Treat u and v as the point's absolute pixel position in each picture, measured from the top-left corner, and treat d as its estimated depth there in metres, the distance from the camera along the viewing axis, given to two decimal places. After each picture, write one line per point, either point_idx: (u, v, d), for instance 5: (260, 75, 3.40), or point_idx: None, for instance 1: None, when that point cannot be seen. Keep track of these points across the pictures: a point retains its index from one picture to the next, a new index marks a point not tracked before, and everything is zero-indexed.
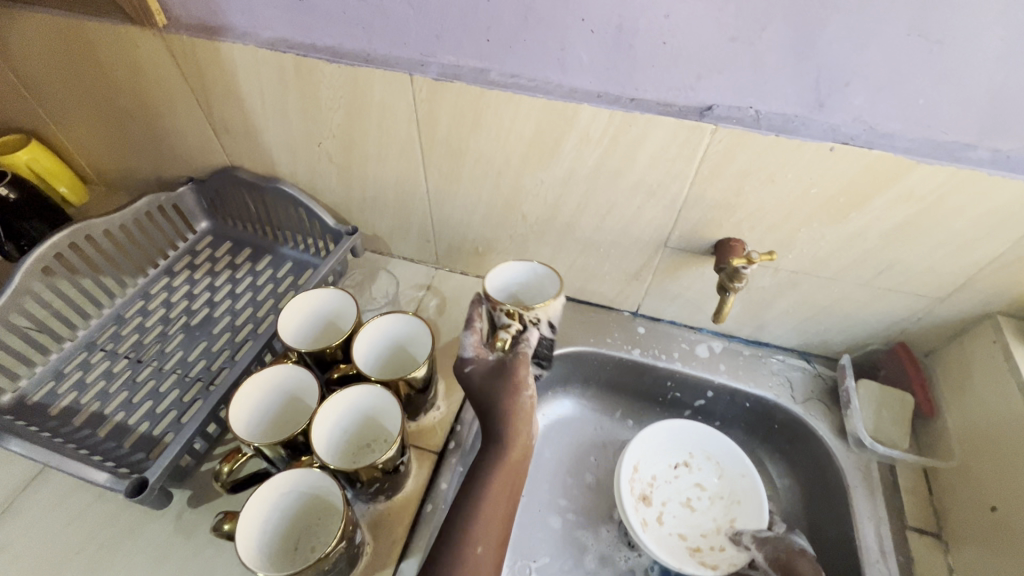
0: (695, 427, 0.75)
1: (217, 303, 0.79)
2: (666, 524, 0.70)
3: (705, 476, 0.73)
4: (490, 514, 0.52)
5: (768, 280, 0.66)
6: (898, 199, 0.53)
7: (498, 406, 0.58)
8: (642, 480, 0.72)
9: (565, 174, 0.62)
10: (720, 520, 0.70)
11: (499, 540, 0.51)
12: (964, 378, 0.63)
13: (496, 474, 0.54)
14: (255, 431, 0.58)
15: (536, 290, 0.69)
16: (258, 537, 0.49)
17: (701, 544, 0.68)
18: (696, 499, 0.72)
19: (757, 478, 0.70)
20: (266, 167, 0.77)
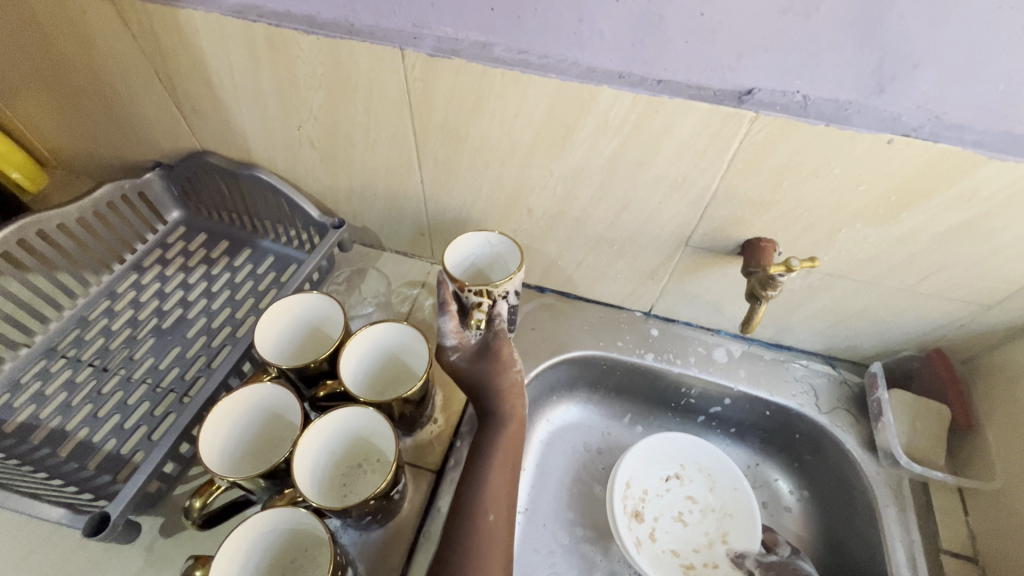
0: (687, 438, 0.70)
1: (190, 303, 0.72)
2: (659, 541, 0.66)
3: (695, 488, 0.69)
4: (497, 486, 0.53)
5: (799, 282, 0.60)
6: (958, 199, 0.47)
7: (490, 386, 0.59)
8: (633, 496, 0.68)
9: (577, 165, 0.55)
10: (713, 534, 0.67)
11: (509, 506, 0.53)
12: (1008, 391, 0.58)
13: (498, 448, 0.56)
14: (232, 458, 0.52)
15: (496, 261, 0.63)
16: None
17: (694, 560, 0.65)
18: (688, 513, 0.68)
19: (750, 491, 0.67)
20: (240, 152, 0.69)
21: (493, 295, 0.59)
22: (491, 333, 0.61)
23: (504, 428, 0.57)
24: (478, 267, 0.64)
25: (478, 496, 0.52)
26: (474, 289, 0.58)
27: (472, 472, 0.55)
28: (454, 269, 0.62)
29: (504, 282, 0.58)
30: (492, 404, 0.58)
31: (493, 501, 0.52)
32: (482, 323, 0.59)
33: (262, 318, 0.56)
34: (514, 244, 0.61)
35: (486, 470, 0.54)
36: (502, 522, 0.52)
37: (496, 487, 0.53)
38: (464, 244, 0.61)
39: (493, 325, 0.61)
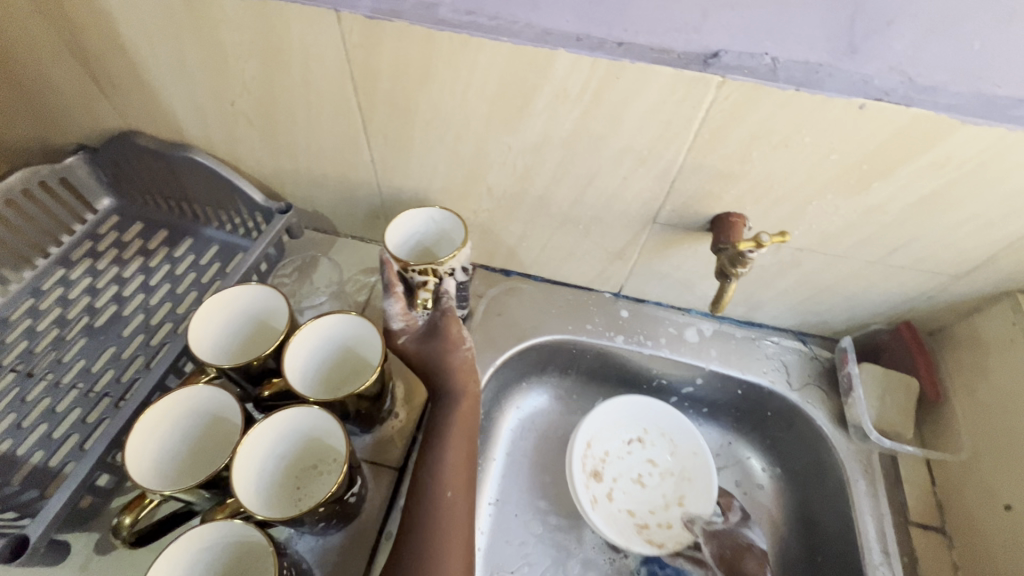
0: (653, 403, 0.70)
1: (126, 299, 0.66)
2: (616, 500, 0.66)
3: (657, 452, 0.69)
4: (455, 462, 0.51)
5: (769, 258, 0.58)
6: (932, 166, 0.45)
7: (442, 363, 0.56)
8: (593, 456, 0.67)
9: (537, 139, 0.51)
10: (670, 495, 0.66)
11: (468, 482, 0.52)
12: (976, 361, 0.57)
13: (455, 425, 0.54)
14: (171, 464, 0.48)
15: (441, 239, 0.60)
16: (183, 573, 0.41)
17: (648, 521, 0.65)
18: (647, 476, 0.68)
19: (709, 456, 0.67)
20: (170, 132, 0.63)
21: (440, 273, 0.56)
22: (439, 313, 0.58)
23: (458, 405, 0.55)
24: (424, 246, 0.61)
25: (436, 484, 0.50)
26: (417, 268, 0.55)
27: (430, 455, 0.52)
28: (398, 250, 0.59)
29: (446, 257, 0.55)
30: (444, 383, 0.56)
31: (452, 476, 0.51)
32: (429, 302, 0.56)
33: (191, 329, 0.51)
34: (457, 216, 0.58)
35: (443, 450, 0.52)
36: (461, 499, 0.50)
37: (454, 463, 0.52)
38: (406, 221, 0.58)
39: (440, 304, 0.58)
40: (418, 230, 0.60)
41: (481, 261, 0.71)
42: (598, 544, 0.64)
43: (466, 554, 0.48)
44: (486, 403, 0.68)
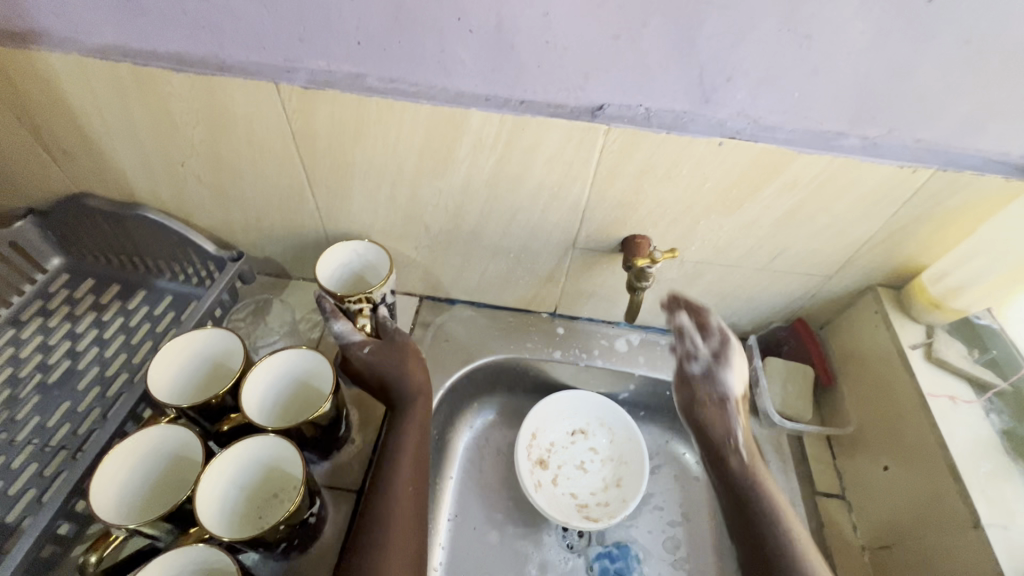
0: (595, 396, 0.77)
1: (80, 354, 0.68)
2: (560, 485, 0.73)
3: (598, 439, 0.76)
4: (407, 461, 0.56)
5: (676, 272, 0.67)
6: (785, 187, 0.55)
7: (397, 371, 0.61)
8: (538, 445, 0.74)
9: (462, 181, 0.59)
10: (609, 479, 0.74)
11: (419, 480, 0.56)
12: (854, 347, 0.67)
13: (410, 428, 0.59)
14: (134, 508, 0.50)
15: (367, 269, 0.67)
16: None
17: (589, 501, 0.72)
18: (589, 462, 0.75)
19: (642, 441, 0.74)
20: (122, 191, 0.67)
21: (373, 299, 0.63)
22: (393, 332, 0.63)
23: (413, 409, 0.60)
24: (354, 276, 0.68)
25: (396, 477, 0.55)
26: (352, 298, 0.62)
27: (387, 458, 0.56)
28: (330, 281, 0.66)
29: (378, 285, 0.63)
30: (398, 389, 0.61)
31: (407, 473, 0.56)
32: (368, 327, 0.64)
33: (157, 386, 0.54)
34: (381, 248, 0.66)
35: (398, 451, 0.57)
36: (410, 497, 0.54)
37: (408, 463, 0.56)
38: (333, 256, 0.65)
39: (387, 326, 0.64)
40: (346, 263, 0.67)
41: (426, 293, 0.77)
42: (553, 545, 0.69)
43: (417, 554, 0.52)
44: (440, 424, 0.72)
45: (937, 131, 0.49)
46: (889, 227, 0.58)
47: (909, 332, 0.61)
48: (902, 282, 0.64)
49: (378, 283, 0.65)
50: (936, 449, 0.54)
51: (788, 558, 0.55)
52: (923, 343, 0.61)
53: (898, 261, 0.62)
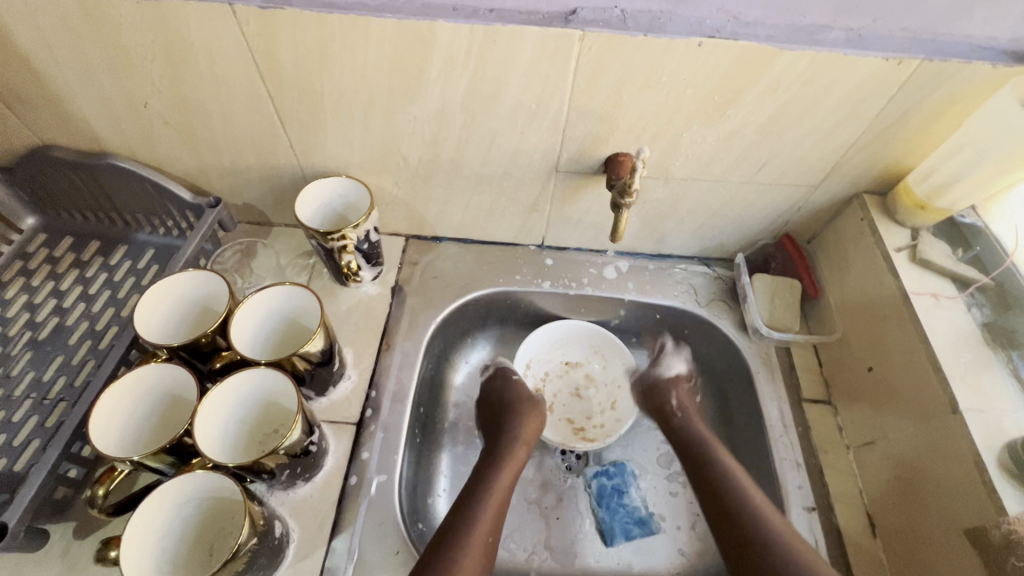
0: (588, 325, 0.78)
1: (67, 310, 0.67)
2: (556, 412, 0.75)
3: (592, 368, 0.78)
4: (488, 509, 0.56)
5: (661, 191, 0.66)
6: (767, 90, 0.53)
7: (512, 423, 0.67)
8: (533, 376, 0.76)
9: (437, 105, 0.57)
10: (605, 403, 0.76)
11: (490, 533, 0.55)
12: (841, 256, 0.68)
13: (499, 479, 0.60)
14: (136, 443, 0.51)
15: (348, 208, 0.67)
16: (187, 497, 0.46)
17: (586, 425, 0.74)
18: (584, 390, 0.77)
19: (635, 367, 0.75)
20: (86, 139, 0.65)
21: (356, 237, 0.63)
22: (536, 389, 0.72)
23: (511, 454, 0.63)
24: (336, 216, 0.67)
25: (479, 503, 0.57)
26: (335, 236, 0.62)
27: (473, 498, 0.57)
28: (311, 220, 0.65)
29: (360, 222, 0.62)
30: (507, 441, 0.64)
31: (485, 522, 0.55)
32: (353, 265, 0.64)
33: (145, 320, 0.55)
34: (361, 185, 0.65)
35: (491, 487, 0.59)
36: (481, 549, 0.53)
37: (487, 512, 0.56)
38: (312, 194, 0.64)
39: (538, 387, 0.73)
40: (327, 201, 0.66)
41: (412, 231, 0.77)
42: (553, 467, 0.72)
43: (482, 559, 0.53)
44: (435, 361, 0.73)
45: (922, 18, 0.48)
46: (876, 128, 0.56)
47: (894, 235, 0.62)
48: (886, 186, 0.64)
49: (360, 220, 0.64)
50: (918, 345, 0.55)
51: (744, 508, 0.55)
52: (908, 246, 0.61)
53: (883, 165, 0.61)
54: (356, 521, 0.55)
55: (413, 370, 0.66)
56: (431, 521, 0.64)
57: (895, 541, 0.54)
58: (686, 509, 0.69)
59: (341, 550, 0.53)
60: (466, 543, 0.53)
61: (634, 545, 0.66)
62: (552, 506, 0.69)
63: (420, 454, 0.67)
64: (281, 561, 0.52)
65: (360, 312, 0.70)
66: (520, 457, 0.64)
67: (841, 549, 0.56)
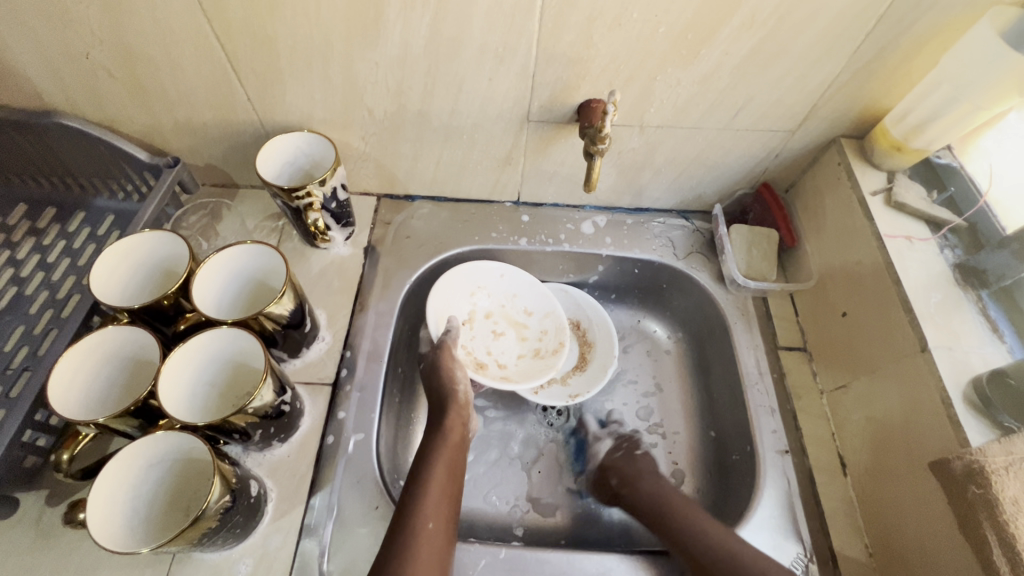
0: (456, 270, 0.71)
1: (25, 279, 0.65)
2: (507, 364, 0.70)
3: (484, 304, 0.73)
4: (435, 497, 0.52)
5: (636, 140, 0.64)
6: (742, 26, 0.51)
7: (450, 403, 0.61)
8: (464, 359, 0.69)
9: (399, 50, 0.54)
10: (517, 317, 0.73)
11: (449, 520, 0.51)
12: (818, 204, 0.67)
13: (443, 435, 0.58)
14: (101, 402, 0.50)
15: (313, 165, 0.64)
16: (155, 469, 0.46)
17: (534, 344, 0.72)
18: (496, 325, 0.73)
19: (512, 267, 0.73)
20: (27, 96, 0.61)
21: (323, 193, 0.61)
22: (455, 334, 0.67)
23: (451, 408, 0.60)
24: (300, 174, 0.65)
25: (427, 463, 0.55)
26: (300, 193, 0.59)
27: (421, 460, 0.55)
28: (275, 178, 0.63)
29: (326, 177, 0.60)
30: (450, 422, 0.59)
31: (440, 474, 0.54)
32: (319, 224, 0.63)
33: (107, 278, 0.53)
34: (326, 140, 0.62)
35: (436, 442, 0.57)
36: (442, 500, 0.52)
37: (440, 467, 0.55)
38: (274, 149, 0.62)
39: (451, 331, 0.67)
40: (291, 157, 0.64)
41: (383, 190, 0.74)
42: (534, 422, 0.72)
43: (450, 511, 0.52)
44: (413, 321, 0.73)
45: None
46: (852, 65, 0.55)
47: (870, 179, 0.61)
48: (865, 129, 0.63)
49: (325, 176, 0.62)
50: (891, 287, 0.55)
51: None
52: (884, 189, 0.60)
53: (860, 106, 0.60)
54: (334, 479, 0.55)
55: (388, 329, 0.65)
56: None
57: (863, 477, 0.56)
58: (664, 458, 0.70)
59: (321, 507, 0.53)
60: (426, 495, 0.51)
61: None
62: (533, 460, 0.69)
63: (399, 414, 0.66)
64: (259, 522, 0.52)
65: (332, 273, 0.69)
66: (458, 432, 0.59)
67: (812, 489, 0.57)
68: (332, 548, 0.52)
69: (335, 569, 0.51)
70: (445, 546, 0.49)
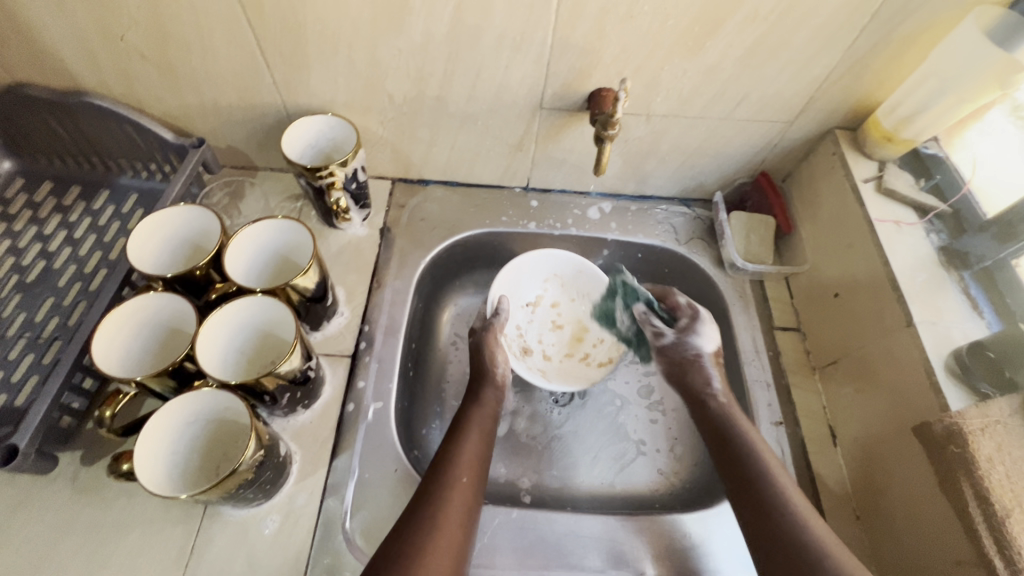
0: (529, 255, 0.75)
1: (54, 254, 0.67)
2: (552, 357, 0.75)
3: (554, 294, 0.77)
4: (466, 456, 0.55)
5: (643, 128, 0.68)
6: (746, 20, 0.54)
7: (487, 378, 0.65)
8: (513, 338, 0.74)
9: (421, 38, 0.57)
10: (581, 316, 0.77)
11: (478, 478, 0.54)
12: (813, 192, 0.71)
13: (477, 407, 0.62)
14: (143, 358, 0.53)
15: (334, 148, 0.67)
16: (192, 425, 0.49)
17: (584, 348, 0.76)
18: (558, 316, 0.78)
19: (591, 266, 0.75)
20: (59, 75, 0.63)
21: (344, 174, 0.63)
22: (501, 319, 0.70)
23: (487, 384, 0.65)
24: (321, 156, 0.68)
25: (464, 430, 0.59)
26: (324, 173, 0.62)
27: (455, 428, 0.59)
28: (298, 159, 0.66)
29: (347, 158, 0.62)
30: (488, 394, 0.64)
31: (472, 439, 0.58)
32: (341, 204, 0.65)
33: (141, 249, 0.56)
34: (348, 123, 0.65)
35: (470, 413, 0.61)
36: (472, 460, 0.55)
37: (473, 433, 0.59)
38: (298, 131, 0.65)
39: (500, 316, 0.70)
40: (313, 139, 0.67)
41: (398, 174, 0.77)
42: (542, 399, 0.75)
43: (481, 472, 0.56)
44: (426, 300, 0.76)
45: None
46: (847, 60, 0.59)
47: (862, 167, 0.65)
48: (858, 121, 0.67)
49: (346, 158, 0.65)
50: (881, 267, 0.59)
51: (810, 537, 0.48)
52: (875, 177, 0.64)
53: (854, 99, 0.64)
54: (355, 443, 0.58)
55: (404, 305, 0.68)
56: (426, 449, 0.68)
57: (853, 445, 0.59)
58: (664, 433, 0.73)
59: (343, 469, 0.56)
60: (457, 455, 0.55)
61: (616, 466, 0.71)
62: (539, 433, 0.73)
63: (412, 388, 0.69)
64: (284, 482, 0.54)
65: (350, 253, 0.72)
66: (492, 406, 0.63)
67: (805, 457, 0.61)
68: (355, 506, 0.55)
69: (357, 526, 0.53)
70: (473, 499, 0.52)
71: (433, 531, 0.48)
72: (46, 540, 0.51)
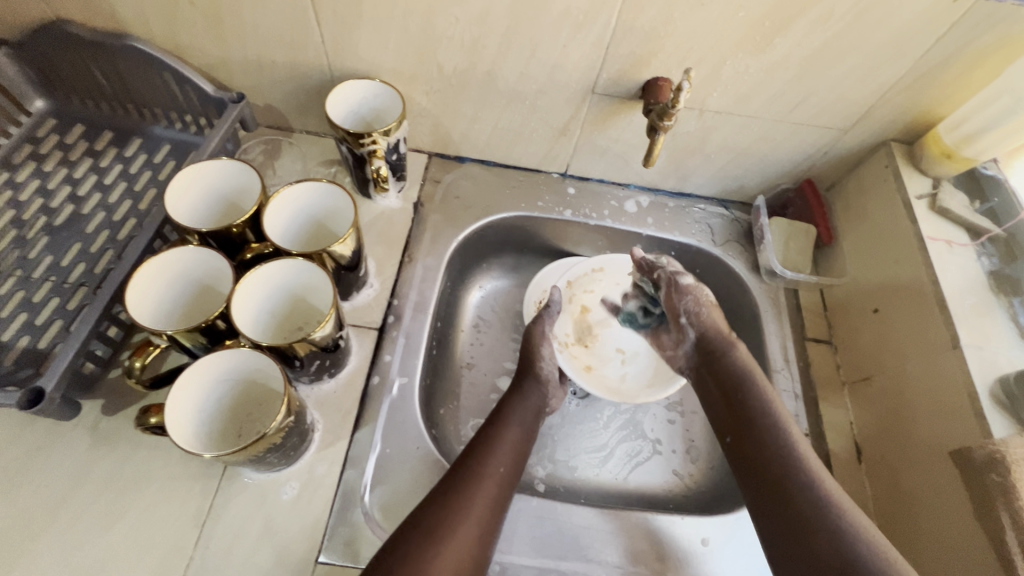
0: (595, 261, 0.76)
1: (83, 199, 0.65)
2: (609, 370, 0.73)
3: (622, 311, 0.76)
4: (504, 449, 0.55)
5: (694, 123, 0.66)
6: (818, 20, 0.53)
7: (529, 371, 0.64)
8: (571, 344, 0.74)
9: (481, 9, 0.55)
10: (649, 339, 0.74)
11: (513, 472, 0.54)
12: (859, 203, 0.69)
13: (519, 400, 0.61)
14: (172, 310, 0.53)
15: (377, 115, 0.66)
16: (227, 384, 0.49)
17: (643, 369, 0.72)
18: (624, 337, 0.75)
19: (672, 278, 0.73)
20: (102, 15, 0.61)
21: (388, 143, 0.62)
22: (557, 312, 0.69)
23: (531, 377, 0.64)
24: (362, 122, 0.66)
25: (503, 424, 0.58)
26: (367, 139, 0.60)
27: (495, 420, 0.58)
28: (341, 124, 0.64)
29: (392, 127, 0.61)
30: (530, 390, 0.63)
31: (512, 433, 0.57)
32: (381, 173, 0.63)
33: (184, 199, 0.56)
34: (394, 91, 0.63)
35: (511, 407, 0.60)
36: (509, 454, 0.55)
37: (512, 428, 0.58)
38: (343, 95, 0.63)
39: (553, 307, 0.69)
40: (356, 104, 0.65)
41: (435, 149, 0.76)
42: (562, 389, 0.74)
43: (516, 466, 0.55)
44: (454, 278, 0.74)
45: None
46: (916, 71, 0.57)
47: (916, 183, 0.63)
48: (915, 135, 0.65)
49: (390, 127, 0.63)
50: (929, 286, 0.57)
51: (818, 496, 0.49)
52: (928, 194, 0.63)
53: (914, 112, 0.62)
54: (377, 417, 0.57)
55: (434, 282, 0.67)
56: (442, 428, 0.67)
57: (879, 465, 0.59)
58: (682, 434, 0.72)
59: (365, 441, 0.56)
60: (494, 447, 0.54)
61: (631, 462, 0.70)
62: (558, 423, 0.72)
63: (434, 366, 0.68)
64: (305, 449, 0.54)
65: (382, 224, 0.70)
66: (535, 401, 0.62)
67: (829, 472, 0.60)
68: (375, 481, 0.54)
69: (376, 500, 0.53)
70: (506, 492, 0.52)
71: (455, 518, 0.47)
72: (65, 486, 0.50)
